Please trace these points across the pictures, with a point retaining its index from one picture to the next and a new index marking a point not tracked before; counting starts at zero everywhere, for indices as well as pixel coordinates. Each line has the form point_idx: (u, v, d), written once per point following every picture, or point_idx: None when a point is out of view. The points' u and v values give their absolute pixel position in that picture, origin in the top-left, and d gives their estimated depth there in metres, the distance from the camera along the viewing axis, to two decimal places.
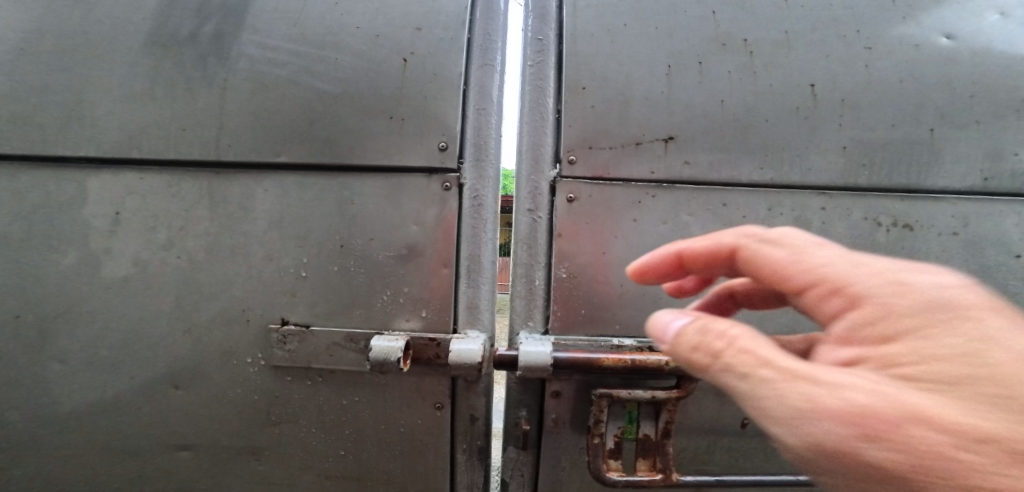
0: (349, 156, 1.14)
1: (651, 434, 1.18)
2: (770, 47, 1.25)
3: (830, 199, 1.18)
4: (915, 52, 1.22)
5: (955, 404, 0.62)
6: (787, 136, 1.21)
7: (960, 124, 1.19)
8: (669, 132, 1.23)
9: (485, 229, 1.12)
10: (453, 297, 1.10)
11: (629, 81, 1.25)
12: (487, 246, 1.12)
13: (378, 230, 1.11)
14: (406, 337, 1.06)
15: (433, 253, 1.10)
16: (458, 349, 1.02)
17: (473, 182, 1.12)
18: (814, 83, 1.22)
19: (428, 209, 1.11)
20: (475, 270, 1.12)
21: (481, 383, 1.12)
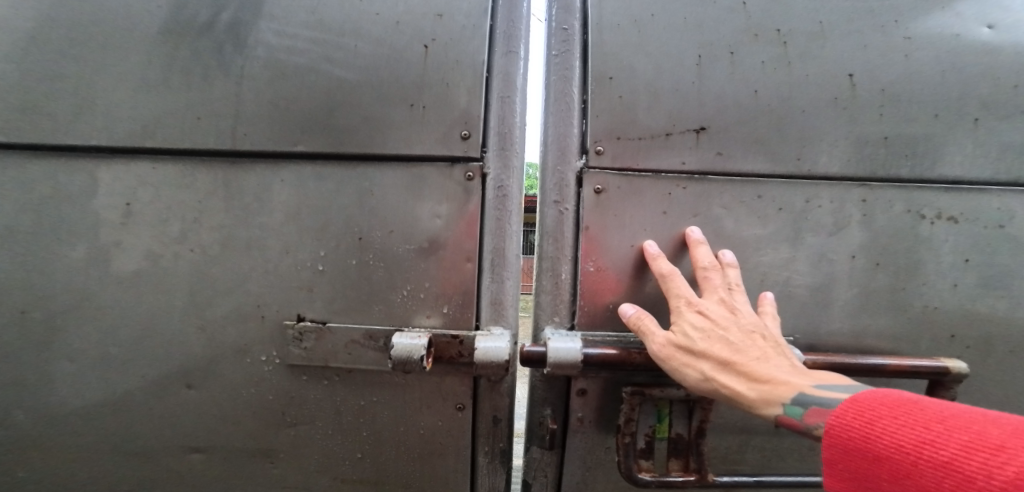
0: (370, 147, 1.09)
1: (682, 433, 1.14)
2: (805, 36, 1.20)
3: (870, 191, 1.14)
4: (958, 41, 1.16)
5: (743, 356, 0.95)
6: (824, 127, 1.16)
7: (1006, 114, 1.14)
8: (700, 123, 1.19)
9: (510, 219, 1.07)
10: (476, 292, 1.05)
11: (657, 72, 1.21)
12: (513, 238, 1.07)
13: (399, 222, 1.06)
14: (428, 334, 1.00)
15: (457, 246, 1.05)
16: (483, 347, 0.96)
17: (497, 172, 1.07)
18: (852, 74, 1.17)
19: (451, 201, 1.06)
20: (499, 264, 1.06)
21: (506, 384, 1.07)
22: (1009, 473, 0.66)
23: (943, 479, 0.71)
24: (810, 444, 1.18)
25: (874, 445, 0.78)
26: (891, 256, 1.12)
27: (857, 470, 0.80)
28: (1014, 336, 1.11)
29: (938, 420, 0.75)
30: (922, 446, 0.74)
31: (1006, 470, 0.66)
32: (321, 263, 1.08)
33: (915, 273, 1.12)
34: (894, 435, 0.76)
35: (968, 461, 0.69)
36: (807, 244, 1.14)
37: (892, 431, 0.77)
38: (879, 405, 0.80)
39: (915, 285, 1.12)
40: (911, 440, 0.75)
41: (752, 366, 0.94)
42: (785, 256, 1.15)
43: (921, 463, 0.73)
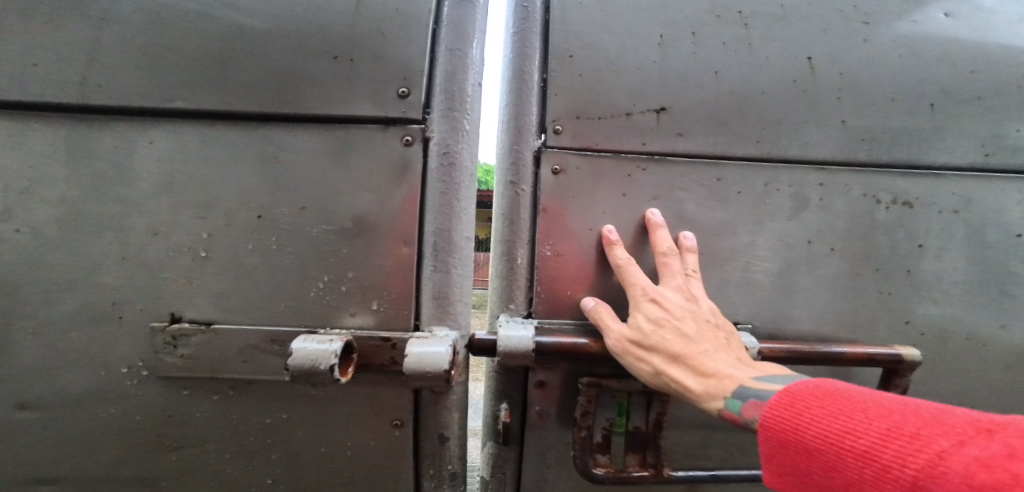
0: (277, 110, 0.86)
1: (642, 428, 1.04)
2: (770, 13, 1.14)
3: (829, 175, 1.11)
4: (915, 29, 1.15)
5: (696, 348, 0.87)
6: (788, 110, 1.11)
7: (961, 100, 1.14)
8: (661, 103, 1.09)
9: (460, 195, 0.86)
10: (415, 285, 0.85)
11: (620, 46, 1.09)
12: (461, 217, 0.86)
13: (313, 199, 0.85)
14: (345, 337, 0.79)
15: (388, 229, 0.85)
16: (416, 351, 0.76)
17: (443, 137, 0.85)
18: (813, 56, 1.13)
19: (382, 172, 0.85)
20: (445, 251, 0.85)
21: (454, 395, 0.87)
22: (922, 462, 0.60)
23: (863, 470, 0.64)
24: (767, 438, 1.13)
25: (803, 436, 0.71)
26: (845, 242, 1.10)
27: (790, 464, 0.72)
28: (960, 317, 1.12)
29: (861, 409, 0.68)
30: (844, 436, 0.67)
31: (920, 459, 0.60)
32: (205, 249, 0.85)
33: (867, 257, 1.11)
34: (819, 425, 0.69)
35: (884, 450, 0.63)
36: (767, 230, 1.09)
37: (818, 421, 0.70)
38: (809, 396, 0.73)
39: (867, 270, 1.11)
40: (835, 430, 0.68)
41: (702, 359, 0.86)
42: (745, 241, 1.09)
43: (844, 453, 0.66)
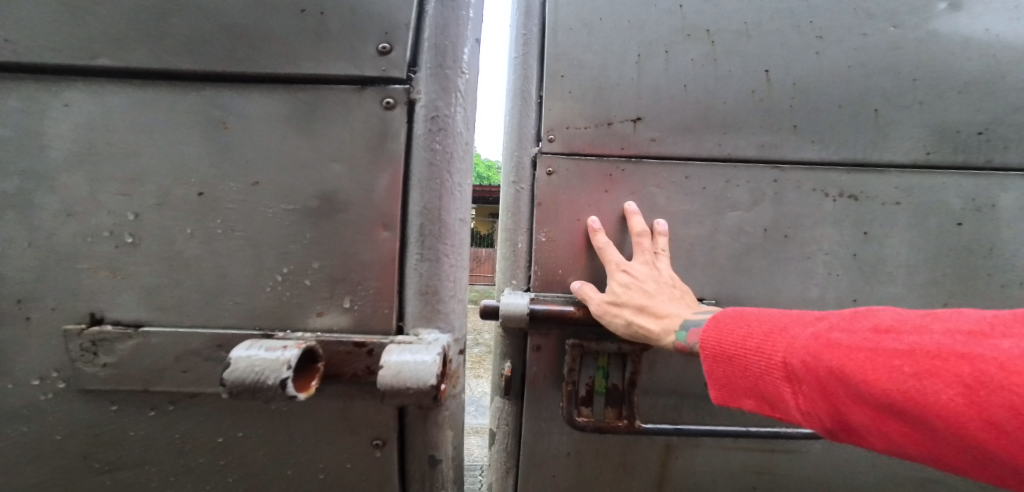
0: (220, 76, 0.71)
1: (620, 383, 0.96)
2: (719, 28, 1.02)
3: (783, 173, 1.00)
4: (863, 45, 1.01)
5: (659, 301, 0.85)
6: (742, 124, 1.00)
7: (902, 105, 1.01)
8: (637, 113, 1.00)
9: (448, 168, 0.69)
10: (399, 281, 0.70)
11: (599, 70, 1.01)
12: (452, 194, 0.70)
13: (267, 173, 0.70)
14: (302, 344, 0.63)
15: (360, 210, 0.70)
16: (393, 360, 0.61)
17: (432, 98, 0.69)
18: (769, 69, 1.01)
19: (355, 142, 0.71)
20: (434, 235, 0.69)
21: (446, 412, 0.72)
22: (793, 347, 0.64)
23: (758, 365, 0.68)
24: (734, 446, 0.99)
25: (720, 345, 0.73)
26: (804, 228, 1.00)
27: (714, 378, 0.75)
28: None
29: (758, 318, 0.71)
30: (744, 341, 0.71)
31: (793, 346, 0.64)
32: (132, 233, 0.70)
33: (830, 257, 1.00)
34: (728, 337, 0.73)
35: (755, 347, 0.68)
36: (728, 221, 1.00)
37: (728, 334, 0.73)
38: (725, 316, 0.76)
39: (882, 270, 1.00)
40: (737, 337, 0.72)
41: (662, 305, 0.85)
42: (709, 229, 1.00)
43: (745, 355, 0.70)
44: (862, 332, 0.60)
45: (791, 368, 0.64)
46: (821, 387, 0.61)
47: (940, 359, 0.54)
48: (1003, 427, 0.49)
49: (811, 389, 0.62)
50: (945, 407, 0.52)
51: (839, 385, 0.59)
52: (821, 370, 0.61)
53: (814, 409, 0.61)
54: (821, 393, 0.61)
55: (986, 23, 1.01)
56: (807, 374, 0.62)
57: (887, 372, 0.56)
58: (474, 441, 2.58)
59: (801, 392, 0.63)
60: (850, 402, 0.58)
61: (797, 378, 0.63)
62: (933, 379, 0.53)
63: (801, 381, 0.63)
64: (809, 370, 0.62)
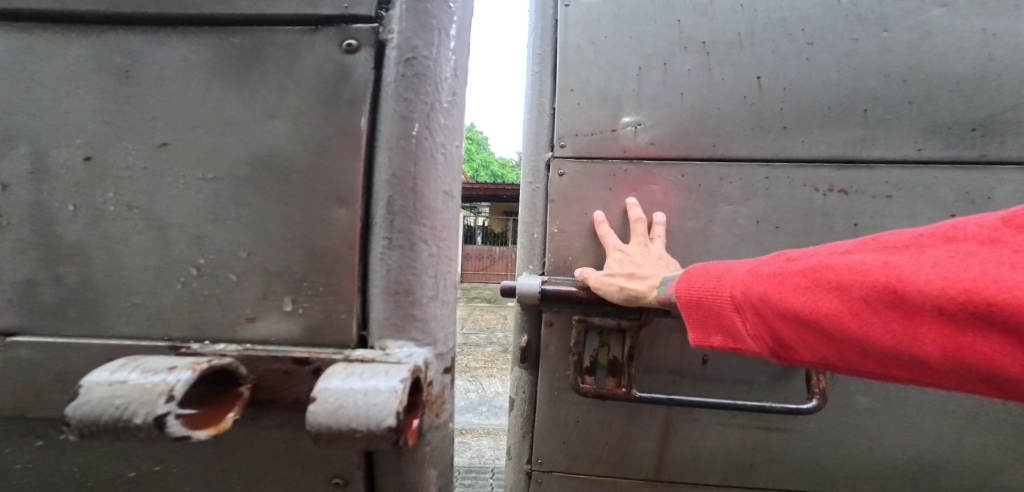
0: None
1: (624, 359, 0.88)
2: (717, 39, 0.94)
3: (773, 170, 0.92)
4: (860, 51, 0.91)
5: (651, 270, 0.80)
6: (735, 136, 0.93)
7: (892, 106, 0.89)
8: (637, 119, 0.96)
9: (429, 125, 0.42)
10: (362, 295, 0.42)
11: (599, 90, 0.97)
12: (432, 161, 0.41)
13: (174, 127, 0.43)
14: (198, 366, 0.34)
15: (309, 183, 0.42)
16: (330, 381, 0.32)
17: (407, 35, 0.43)
18: (760, 76, 0.93)
19: (299, 91, 0.44)
20: (406, 214, 0.40)
21: (426, 447, 0.44)
22: (728, 284, 0.60)
23: (701, 307, 0.64)
24: (729, 435, 0.95)
25: (678, 292, 0.67)
26: (794, 223, 0.91)
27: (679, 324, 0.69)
28: None
29: (702, 263, 0.67)
30: (687, 287, 0.66)
31: (728, 283, 0.60)
32: None
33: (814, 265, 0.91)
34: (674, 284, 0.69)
35: (693, 287, 0.65)
36: (721, 213, 0.93)
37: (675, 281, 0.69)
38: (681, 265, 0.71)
39: None
40: (681, 283, 0.67)
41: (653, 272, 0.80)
42: (703, 222, 0.93)
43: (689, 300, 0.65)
44: (777, 260, 0.56)
45: (724, 303, 0.61)
46: (752, 316, 0.57)
47: (830, 269, 0.50)
48: (895, 324, 0.46)
49: (747, 317, 0.58)
50: (841, 315, 0.49)
51: (764, 310, 0.56)
52: (749, 298, 0.58)
53: (757, 337, 0.58)
54: (757, 320, 0.57)
55: (982, 22, 0.88)
56: (737, 306, 0.59)
57: (793, 290, 0.52)
58: (485, 443, 2.43)
59: (739, 322, 0.59)
60: (776, 325, 0.55)
61: (730, 310, 0.60)
62: (826, 292, 0.50)
63: (738, 313, 0.59)
64: (740, 302, 0.59)
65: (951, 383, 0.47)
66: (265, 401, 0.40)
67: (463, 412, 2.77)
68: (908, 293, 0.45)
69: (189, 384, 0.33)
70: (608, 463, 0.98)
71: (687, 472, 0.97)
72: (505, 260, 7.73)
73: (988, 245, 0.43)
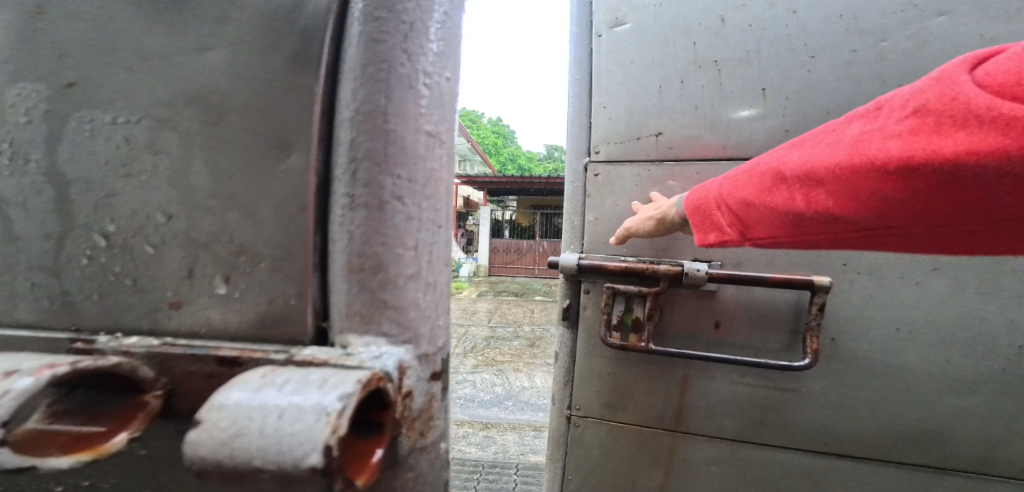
0: None
1: (642, 320, 0.86)
2: (730, 56, 0.89)
3: None
4: (878, 66, 0.81)
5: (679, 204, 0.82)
6: (745, 150, 0.88)
7: None
8: (658, 128, 0.93)
9: (408, 47, 0.31)
10: (321, 275, 0.31)
11: (628, 109, 0.95)
12: (411, 93, 0.30)
13: (86, 59, 0.33)
14: (46, 371, 0.25)
15: (251, 126, 0.32)
16: (235, 402, 0.23)
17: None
18: (767, 88, 0.87)
19: (241, 11, 0.33)
20: (373, 160, 0.29)
21: (408, 475, 0.31)
22: (708, 196, 0.71)
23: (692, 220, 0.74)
24: (748, 394, 0.93)
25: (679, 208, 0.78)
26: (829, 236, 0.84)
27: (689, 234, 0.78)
28: None
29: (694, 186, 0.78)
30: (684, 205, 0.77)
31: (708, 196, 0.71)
32: None
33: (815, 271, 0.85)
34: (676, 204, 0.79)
35: (689, 201, 0.75)
36: None
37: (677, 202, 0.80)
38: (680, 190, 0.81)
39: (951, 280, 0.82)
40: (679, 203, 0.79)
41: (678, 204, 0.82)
42: None
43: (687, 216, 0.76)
44: (736, 171, 0.67)
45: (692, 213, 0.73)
46: (724, 213, 0.68)
47: (760, 167, 0.61)
48: (802, 194, 0.56)
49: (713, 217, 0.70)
50: (768, 197, 0.60)
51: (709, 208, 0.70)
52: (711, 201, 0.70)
53: (732, 230, 0.68)
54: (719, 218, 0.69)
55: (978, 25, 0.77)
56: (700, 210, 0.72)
57: (742, 189, 0.64)
58: (511, 438, 2.30)
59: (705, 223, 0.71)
60: (739, 215, 0.65)
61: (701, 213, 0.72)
62: (760, 186, 0.61)
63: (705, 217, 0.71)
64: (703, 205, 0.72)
65: (860, 232, 0.58)
66: (187, 412, 0.30)
67: (489, 406, 2.66)
68: (790, 173, 0.57)
69: (34, 395, 0.24)
70: (637, 412, 0.99)
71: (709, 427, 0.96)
72: (531, 254, 7.57)
73: (828, 133, 0.56)
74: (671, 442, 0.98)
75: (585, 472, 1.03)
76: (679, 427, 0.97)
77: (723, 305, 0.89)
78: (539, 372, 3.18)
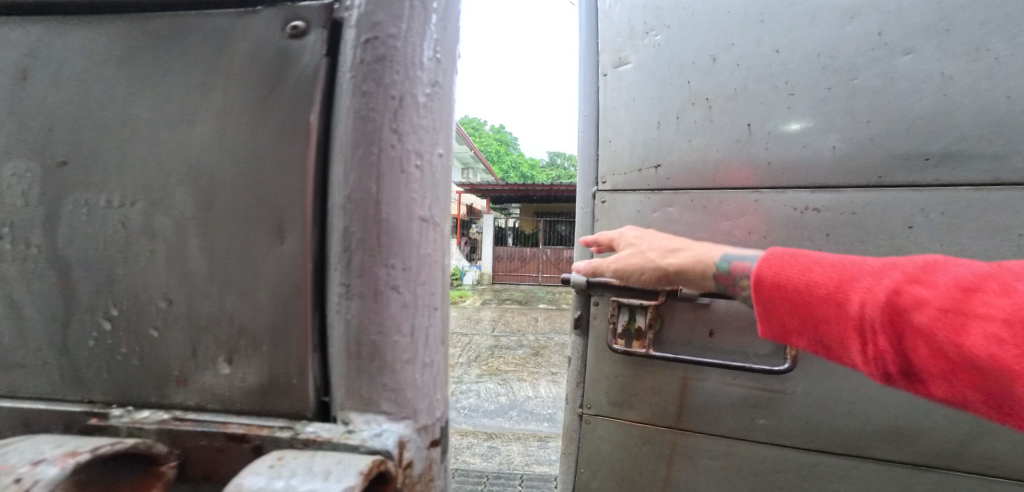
0: None
1: (645, 329, 0.89)
2: (720, 93, 0.88)
3: (762, 194, 0.86)
4: (849, 104, 0.80)
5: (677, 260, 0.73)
6: (733, 176, 0.87)
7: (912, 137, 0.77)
8: (656, 159, 0.93)
9: (397, 126, 0.31)
10: (321, 355, 0.33)
11: (631, 142, 0.96)
12: (401, 178, 0.31)
13: (75, 137, 0.33)
14: (70, 458, 0.26)
15: (241, 207, 0.33)
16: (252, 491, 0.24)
17: (368, 9, 0.33)
18: (751, 123, 0.86)
19: (229, 87, 0.34)
20: (367, 250, 0.30)
21: None
22: (859, 296, 0.48)
23: (816, 316, 0.51)
24: (742, 395, 0.89)
25: (776, 280, 0.54)
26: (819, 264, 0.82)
27: (770, 315, 0.55)
28: None
29: (807, 254, 0.54)
30: (785, 281, 0.54)
31: (855, 298, 0.48)
32: None
33: None
34: (774, 270, 0.55)
35: (794, 279, 0.53)
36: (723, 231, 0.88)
37: (774, 268, 0.55)
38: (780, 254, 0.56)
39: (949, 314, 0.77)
40: (771, 274, 0.55)
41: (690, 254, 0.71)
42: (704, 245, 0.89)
43: (797, 302, 0.52)
44: (912, 278, 0.45)
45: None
46: (876, 342, 0.46)
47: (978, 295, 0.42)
48: None
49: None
50: (992, 350, 0.39)
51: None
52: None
53: (873, 361, 0.48)
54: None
55: (942, 63, 0.75)
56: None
57: (927, 310, 0.43)
58: (514, 448, 2.25)
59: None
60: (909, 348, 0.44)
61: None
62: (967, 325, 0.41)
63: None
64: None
65: None
66: (200, 479, 0.32)
67: (493, 416, 2.63)
68: None
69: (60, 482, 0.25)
70: (643, 410, 0.96)
71: (710, 425, 0.92)
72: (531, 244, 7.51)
73: None
74: (672, 438, 0.94)
75: (596, 467, 1.01)
76: (681, 425, 0.94)
77: (717, 314, 0.88)
78: (541, 381, 3.17)
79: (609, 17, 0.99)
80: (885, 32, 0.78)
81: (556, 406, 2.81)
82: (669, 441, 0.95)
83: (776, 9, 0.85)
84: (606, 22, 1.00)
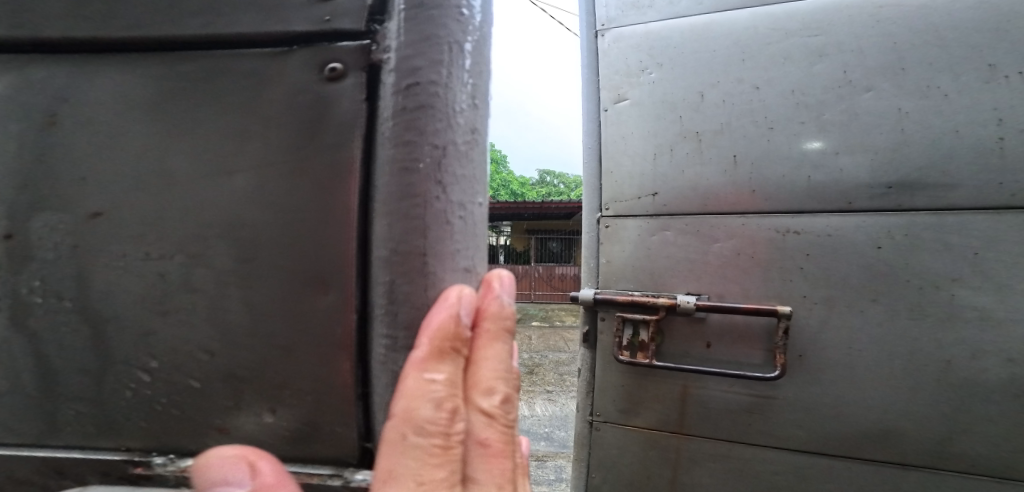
0: (40, 20, 0.34)
1: (647, 342, 0.92)
2: (708, 127, 0.92)
3: (749, 218, 0.89)
4: (823, 136, 0.85)
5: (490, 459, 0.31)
6: (718, 199, 0.90)
7: (880, 165, 0.82)
8: (653, 188, 0.95)
9: (441, 177, 0.31)
10: (365, 403, 0.33)
11: (631, 174, 0.97)
12: (446, 231, 0.31)
13: (110, 188, 0.33)
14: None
15: (282, 257, 0.33)
16: None
17: (407, 53, 0.33)
18: (736, 154, 0.90)
19: (268, 134, 0.33)
20: (413, 305, 0.31)
21: None
22: None
23: None
24: (739, 402, 0.90)
25: None
26: (800, 282, 0.86)
27: None
28: None
29: None
30: None
31: None
32: None
33: (778, 301, 0.86)
34: None
35: None
36: (715, 252, 0.90)
37: None
38: None
39: (927, 330, 0.80)
40: None
41: None
42: (694, 263, 0.91)
43: None
44: None
45: (502, 362, 0.32)
46: None
47: None
48: None
49: (412, 462, 0.28)
50: None
51: (470, 430, 0.30)
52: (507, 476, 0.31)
53: None
54: (434, 478, 0.28)
55: (899, 101, 0.81)
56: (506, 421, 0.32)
57: None
58: None
59: (436, 408, 0.29)
60: None
61: (486, 387, 0.31)
62: None
63: (455, 406, 0.29)
64: (510, 415, 0.31)
65: None
66: None
67: None
68: None
69: None
70: (648, 416, 0.96)
71: (709, 430, 0.93)
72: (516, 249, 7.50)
73: None
74: (676, 443, 0.95)
75: (605, 473, 1.00)
76: (684, 430, 0.94)
77: (713, 326, 0.90)
78: (532, 397, 3.14)
79: (608, 56, 1.00)
80: (847, 71, 0.85)
81: (553, 425, 2.73)
82: (673, 446, 0.95)
83: (754, 49, 0.90)
84: (605, 61, 1.00)
